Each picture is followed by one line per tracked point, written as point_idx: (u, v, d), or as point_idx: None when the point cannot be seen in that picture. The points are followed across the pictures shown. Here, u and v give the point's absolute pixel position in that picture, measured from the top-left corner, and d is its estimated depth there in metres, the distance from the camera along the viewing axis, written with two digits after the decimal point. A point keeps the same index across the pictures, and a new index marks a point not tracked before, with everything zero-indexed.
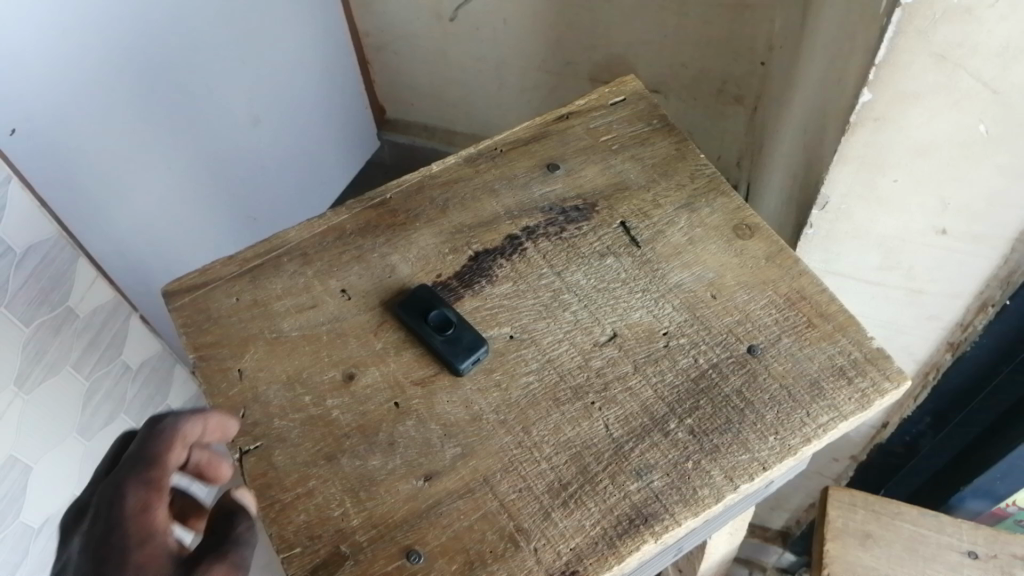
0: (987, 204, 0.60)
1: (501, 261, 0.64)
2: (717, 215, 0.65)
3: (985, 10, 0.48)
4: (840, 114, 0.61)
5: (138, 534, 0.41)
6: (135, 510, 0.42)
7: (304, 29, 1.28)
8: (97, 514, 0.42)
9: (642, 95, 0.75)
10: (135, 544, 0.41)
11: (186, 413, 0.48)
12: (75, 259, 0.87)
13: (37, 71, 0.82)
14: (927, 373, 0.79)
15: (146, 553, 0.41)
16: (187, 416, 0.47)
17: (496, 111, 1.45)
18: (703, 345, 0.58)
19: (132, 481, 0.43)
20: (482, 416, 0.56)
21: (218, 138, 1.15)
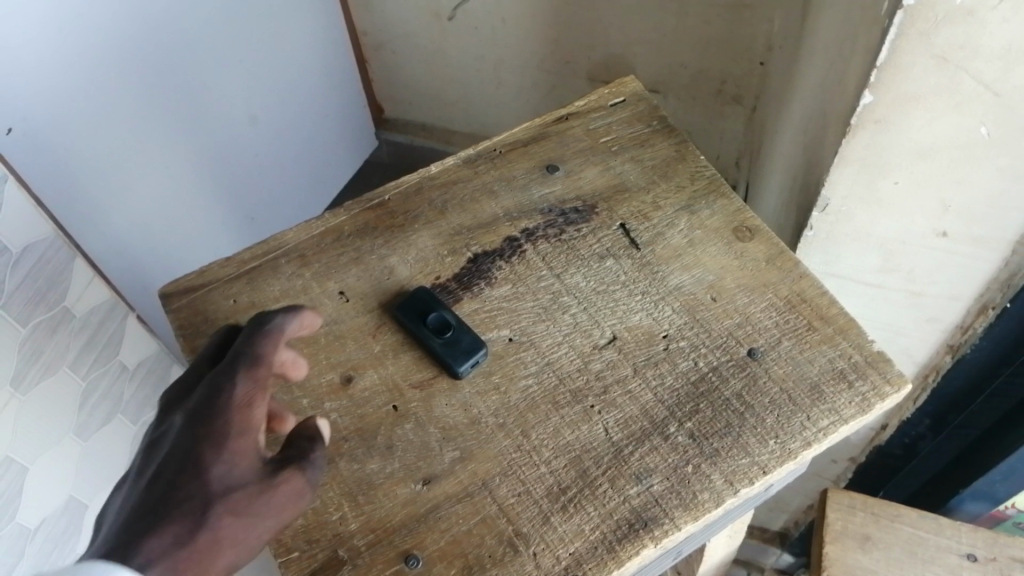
0: (988, 207, 0.60)
1: (499, 263, 0.64)
2: (717, 217, 0.65)
3: (987, 13, 0.48)
4: (841, 116, 0.61)
5: (237, 425, 0.44)
6: (240, 401, 0.45)
7: (302, 28, 1.28)
8: (203, 398, 0.45)
9: (642, 96, 0.74)
10: (234, 431, 0.44)
11: (286, 316, 0.50)
12: (72, 259, 0.86)
13: (33, 69, 0.82)
14: (927, 375, 0.79)
15: (241, 443, 0.44)
16: (287, 322, 0.50)
17: (494, 110, 1.45)
18: (703, 348, 0.58)
19: (242, 372, 0.46)
20: (481, 420, 0.56)
21: (216, 137, 1.14)
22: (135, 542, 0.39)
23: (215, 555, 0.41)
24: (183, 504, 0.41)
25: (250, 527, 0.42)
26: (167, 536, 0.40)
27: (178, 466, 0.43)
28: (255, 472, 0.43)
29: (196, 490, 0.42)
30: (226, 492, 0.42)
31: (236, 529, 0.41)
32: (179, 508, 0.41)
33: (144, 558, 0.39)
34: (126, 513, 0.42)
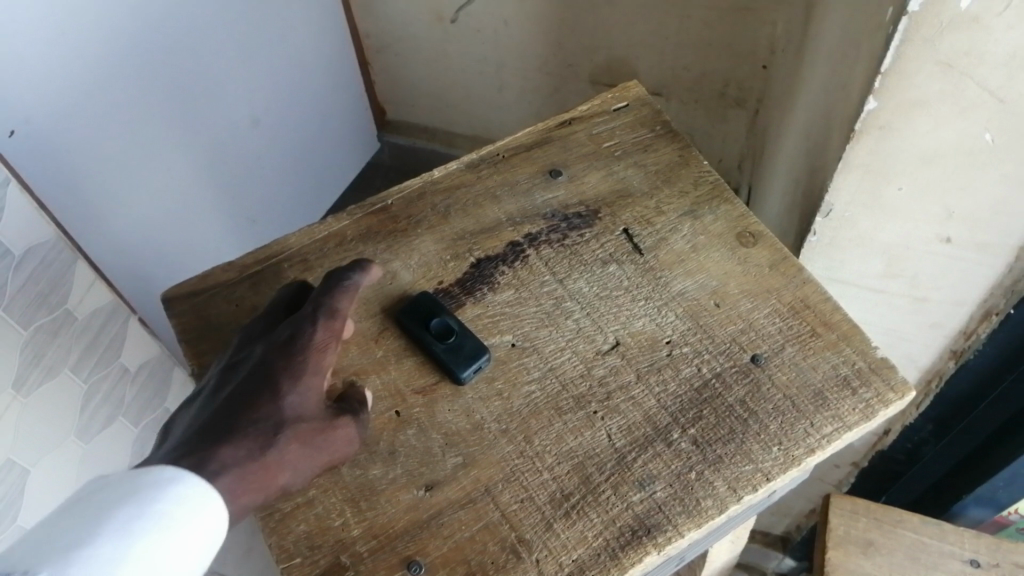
0: (992, 213, 0.60)
1: (502, 268, 0.64)
2: (720, 223, 0.65)
3: (992, 20, 0.48)
4: (844, 121, 0.61)
5: (310, 365, 0.51)
6: (316, 345, 0.52)
7: (304, 30, 1.28)
8: (286, 336, 0.52)
9: (645, 100, 0.74)
10: (306, 371, 0.51)
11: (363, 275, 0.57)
12: (74, 262, 0.86)
13: (36, 72, 0.81)
14: (930, 381, 0.79)
15: (310, 382, 0.51)
16: (364, 281, 0.56)
17: (497, 113, 1.45)
18: (706, 354, 0.58)
19: (322, 319, 0.53)
20: (483, 425, 0.56)
21: (218, 139, 1.14)
22: (214, 450, 0.47)
23: (277, 475, 0.48)
24: (258, 425, 0.48)
25: (307, 458, 0.49)
26: (241, 449, 0.47)
27: (256, 391, 0.50)
28: (316, 412, 0.51)
29: (270, 415, 0.49)
30: (293, 423, 0.49)
31: (296, 456, 0.49)
32: (253, 427, 0.48)
33: (219, 465, 0.46)
34: (205, 423, 0.49)
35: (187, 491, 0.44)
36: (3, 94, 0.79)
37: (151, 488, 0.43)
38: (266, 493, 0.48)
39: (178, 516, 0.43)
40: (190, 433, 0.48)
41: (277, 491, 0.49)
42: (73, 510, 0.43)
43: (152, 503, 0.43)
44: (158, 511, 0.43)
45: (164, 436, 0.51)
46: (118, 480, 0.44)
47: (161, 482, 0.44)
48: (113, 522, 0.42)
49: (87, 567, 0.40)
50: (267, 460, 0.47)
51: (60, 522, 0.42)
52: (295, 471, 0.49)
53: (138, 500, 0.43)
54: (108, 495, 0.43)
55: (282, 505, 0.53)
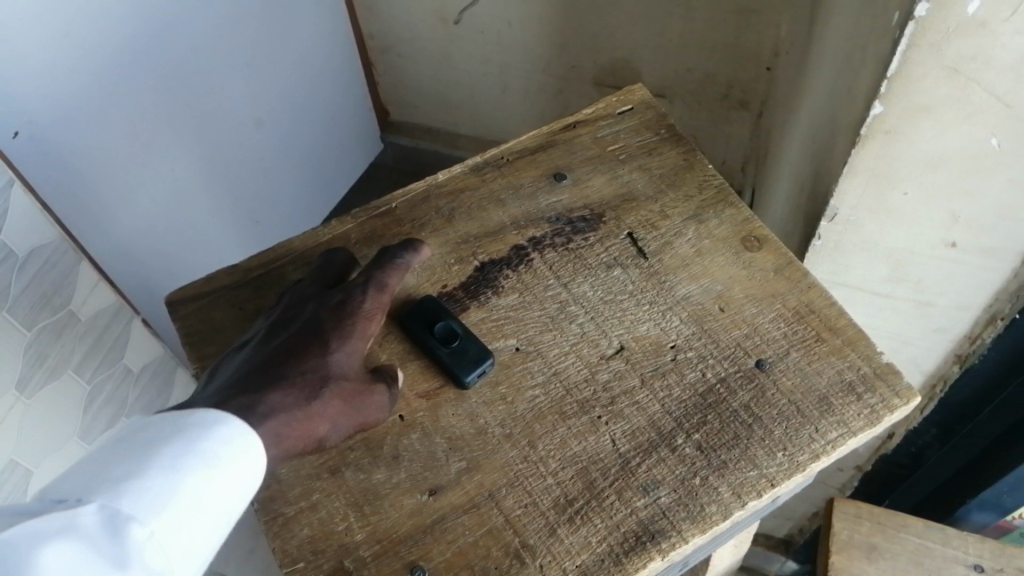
0: (998, 218, 0.59)
1: (506, 272, 0.64)
2: (725, 227, 0.65)
3: (999, 24, 0.48)
4: (850, 125, 0.60)
5: (358, 329, 0.54)
6: (365, 313, 0.55)
7: (308, 31, 1.28)
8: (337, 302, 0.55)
9: (649, 104, 0.74)
10: (354, 334, 0.54)
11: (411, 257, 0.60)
12: (77, 264, 0.86)
13: (39, 73, 0.81)
14: (934, 385, 0.78)
15: (356, 345, 0.54)
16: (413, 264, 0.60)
17: (500, 114, 1.45)
18: (711, 359, 0.58)
19: (373, 288, 0.56)
20: (487, 430, 0.56)
21: (222, 139, 1.14)
22: (263, 393, 0.49)
23: (317, 426, 0.50)
24: (306, 376, 0.51)
25: (346, 416, 0.52)
26: (289, 396, 0.50)
27: (306, 344, 0.53)
28: (358, 374, 0.54)
29: (318, 369, 0.51)
30: (338, 380, 0.52)
31: (336, 411, 0.51)
32: (301, 378, 0.51)
33: (267, 408, 0.49)
34: (255, 368, 0.52)
35: (230, 433, 0.46)
36: (7, 96, 0.79)
37: (197, 428, 0.45)
38: (305, 442, 0.50)
39: (222, 456, 0.45)
40: (240, 376, 0.51)
41: (314, 443, 0.51)
42: (120, 446, 0.44)
43: (198, 441, 0.45)
44: (204, 449, 0.44)
45: (209, 379, 0.53)
46: (164, 420, 0.46)
47: (206, 423, 0.46)
48: (161, 457, 0.43)
49: (139, 496, 0.42)
50: (312, 411, 0.50)
51: (108, 457, 0.44)
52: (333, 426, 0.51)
53: (183, 438, 0.45)
54: (154, 433, 0.45)
55: (285, 509, 0.53)
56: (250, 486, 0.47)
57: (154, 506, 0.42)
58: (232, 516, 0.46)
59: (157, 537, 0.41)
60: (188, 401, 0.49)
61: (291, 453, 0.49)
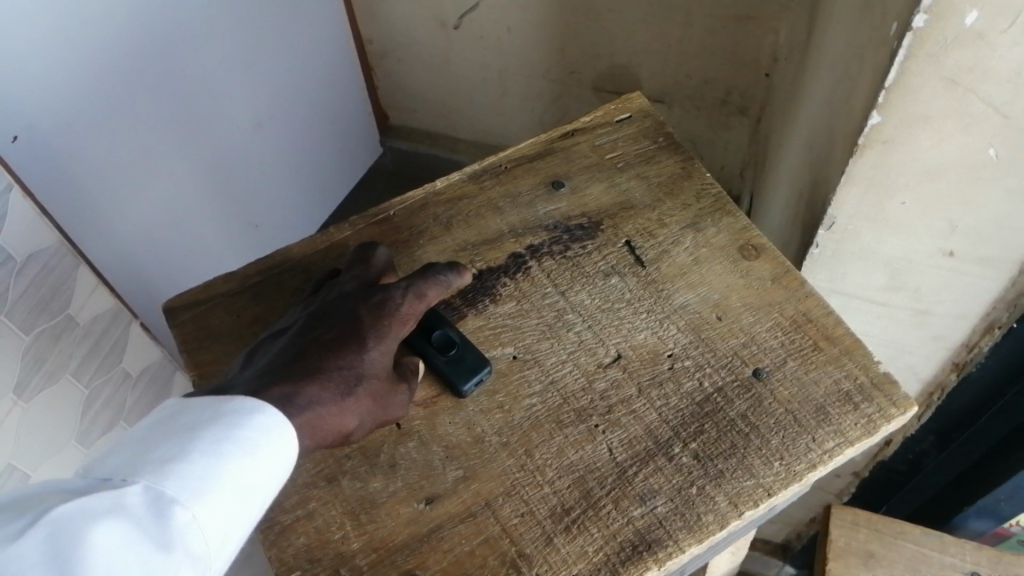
0: (994, 228, 0.59)
1: (504, 280, 0.64)
2: (723, 235, 0.65)
3: (997, 36, 0.48)
4: (847, 135, 0.61)
5: (394, 329, 0.54)
6: (402, 316, 0.55)
7: (307, 35, 1.28)
8: (377, 301, 0.55)
9: (648, 112, 0.74)
10: (390, 334, 0.54)
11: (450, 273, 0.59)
12: (75, 268, 0.86)
13: (38, 77, 0.81)
14: (931, 394, 0.79)
15: (390, 345, 0.54)
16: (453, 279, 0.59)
17: (499, 119, 1.45)
18: (708, 367, 0.58)
19: (412, 293, 0.55)
20: (484, 438, 0.56)
21: (220, 144, 1.14)
22: (301, 385, 0.49)
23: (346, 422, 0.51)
24: (341, 373, 0.51)
25: (372, 414, 0.52)
26: (325, 391, 0.50)
27: (342, 339, 0.52)
28: (388, 373, 0.53)
29: (354, 365, 0.51)
30: (370, 378, 0.52)
31: (365, 409, 0.51)
32: (337, 373, 0.51)
33: (303, 401, 0.49)
34: (292, 358, 0.51)
35: (269, 420, 0.45)
36: (7, 100, 0.79)
37: (236, 414, 0.45)
38: (333, 437, 0.50)
39: (261, 444, 0.44)
40: (277, 364, 0.51)
41: (340, 438, 0.51)
42: (161, 428, 0.44)
43: (238, 427, 0.44)
44: (243, 435, 0.44)
45: (244, 362, 0.53)
46: (204, 404, 0.45)
47: (245, 410, 0.45)
48: (203, 441, 0.43)
49: (182, 479, 0.41)
50: (344, 406, 0.50)
51: (148, 441, 0.43)
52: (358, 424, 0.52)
53: (224, 423, 0.44)
54: (193, 418, 0.44)
55: (281, 518, 0.53)
56: (285, 474, 0.46)
57: (197, 491, 0.41)
58: (268, 502, 0.46)
59: (199, 522, 0.41)
60: (226, 384, 0.49)
61: (320, 445, 0.50)
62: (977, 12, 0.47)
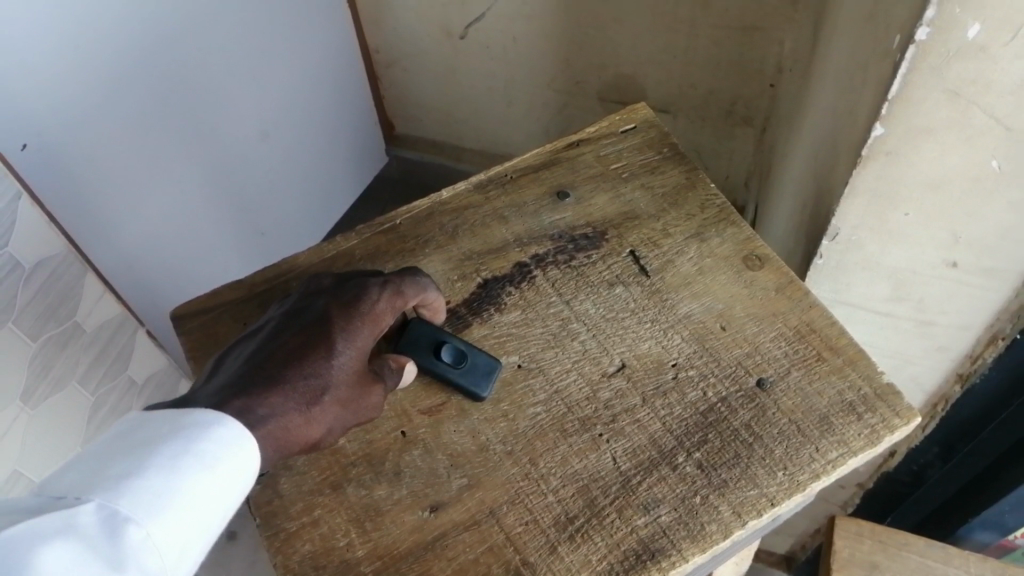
0: (997, 239, 0.60)
1: (509, 289, 0.64)
2: (727, 245, 0.65)
3: (999, 49, 0.48)
4: (850, 147, 0.61)
5: (366, 330, 0.54)
6: (375, 318, 0.55)
7: (314, 45, 1.28)
8: (350, 302, 0.55)
9: (653, 122, 0.75)
10: (361, 336, 0.54)
11: (427, 281, 0.60)
12: (83, 275, 0.87)
13: (47, 84, 0.82)
14: (937, 405, 0.79)
15: (361, 348, 0.53)
16: (430, 284, 0.59)
17: (504, 128, 1.46)
18: (712, 377, 0.58)
19: (389, 292, 0.56)
20: (488, 447, 0.56)
21: (226, 154, 1.15)
22: (264, 396, 0.49)
23: (313, 433, 0.51)
24: (308, 381, 0.50)
25: (341, 420, 0.52)
26: (289, 400, 0.50)
27: (313, 345, 0.52)
28: (361, 376, 0.53)
29: (322, 373, 0.51)
30: (338, 386, 0.51)
31: (333, 417, 0.51)
32: (304, 382, 0.50)
33: (265, 412, 0.49)
34: (258, 364, 0.51)
35: (230, 433, 0.46)
36: (18, 108, 0.80)
37: (196, 428, 0.45)
38: (300, 446, 0.50)
39: (220, 458, 0.45)
40: (242, 371, 0.51)
41: (309, 446, 0.51)
42: (117, 445, 0.44)
43: (195, 442, 0.44)
44: (202, 449, 0.44)
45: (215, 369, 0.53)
46: (163, 419, 0.45)
47: (204, 423, 0.45)
48: (158, 457, 0.43)
49: (137, 496, 0.41)
50: (310, 416, 0.50)
51: (102, 459, 0.43)
52: (327, 431, 0.51)
53: (182, 438, 0.44)
54: (150, 434, 0.44)
55: (287, 525, 0.54)
56: (245, 487, 0.46)
57: (152, 507, 0.41)
58: (224, 519, 0.45)
59: (155, 539, 0.40)
60: (189, 397, 0.49)
61: (287, 454, 0.50)
62: (980, 25, 0.47)
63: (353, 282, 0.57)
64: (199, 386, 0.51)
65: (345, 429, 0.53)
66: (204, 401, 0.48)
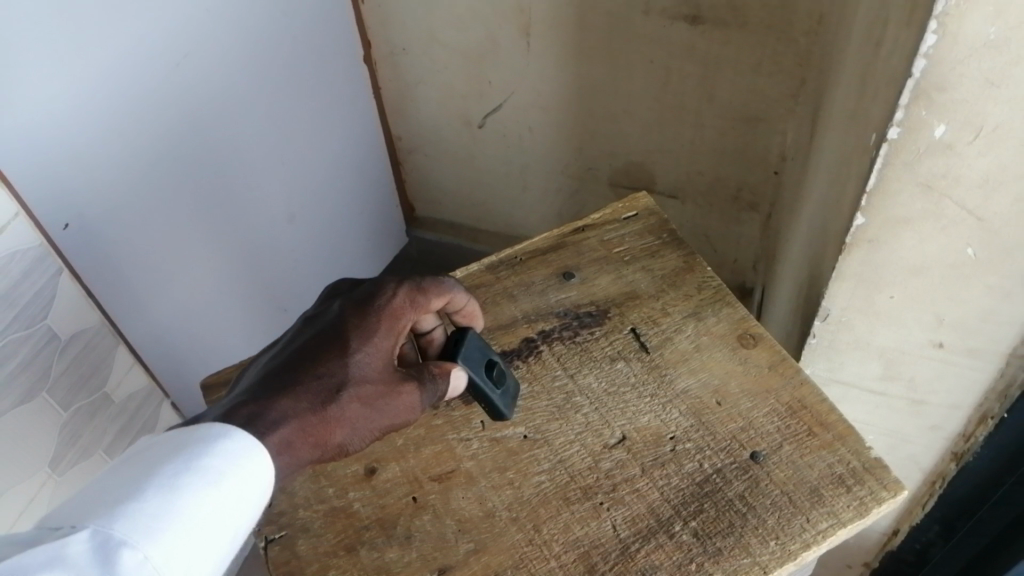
0: (979, 321, 0.63)
1: (517, 362, 0.68)
2: (722, 324, 0.69)
3: (964, 146, 0.53)
4: (836, 234, 0.66)
5: (382, 328, 0.57)
6: (391, 315, 0.58)
7: (342, 133, 1.37)
8: (366, 302, 0.58)
9: (653, 210, 0.80)
10: (377, 335, 0.56)
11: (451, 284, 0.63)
12: (115, 348, 0.92)
13: (105, 171, 0.90)
14: (933, 482, 0.81)
15: (378, 345, 0.56)
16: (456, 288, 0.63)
17: (520, 212, 1.53)
18: (708, 450, 0.61)
19: (406, 292, 0.59)
20: (495, 513, 0.59)
21: (256, 232, 1.20)
22: (277, 399, 0.52)
23: (333, 431, 0.53)
24: (321, 383, 0.53)
25: (364, 419, 0.54)
26: (302, 401, 0.52)
27: (328, 347, 0.55)
28: (380, 375, 0.55)
29: (335, 373, 0.54)
30: (356, 386, 0.54)
31: (353, 413, 0.54)
32: (317, 383, 0.54)
33: (279, 415, 0.51)
34: (276, 369, 0.55)
35: (236, 446, 0.48)
36: (66, 189, 0.85)
37: (200, 444, 0.48)
38: (322, 445, 0.53)
39: (224, 471, 0.47)
40: (259, 377, 0.54)
41: (331, 445, 0.54)
42: (126, 469, 0.47)
43: (195, 460, 0.47)
44: (204, 465, 0.47)
45: (241, 378, 0.57)
46: (172, 438, 0.48)
47: (209, 438, 0.48)
48: (159, 479, 0.46)
49: (137, 517, 0.44)
50: (326, 415, 0.53)
51: (110, 483, 0.46)
52: (350, 431, 0.54)
53: (184, 456, 0.47)
54: (158, 454, 0.48)
55: None
56: (256, 498, 0.49)
57: (151, 527, 0.44)
58: (235, 531, 0.48)
59: (154, 558, 0.43)
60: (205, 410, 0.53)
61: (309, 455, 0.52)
62: (945, 126, 0.52)
63: (370, 284, 0.61)
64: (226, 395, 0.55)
65: (371, 431, 0.55)
66: (214, 412, 0.51)
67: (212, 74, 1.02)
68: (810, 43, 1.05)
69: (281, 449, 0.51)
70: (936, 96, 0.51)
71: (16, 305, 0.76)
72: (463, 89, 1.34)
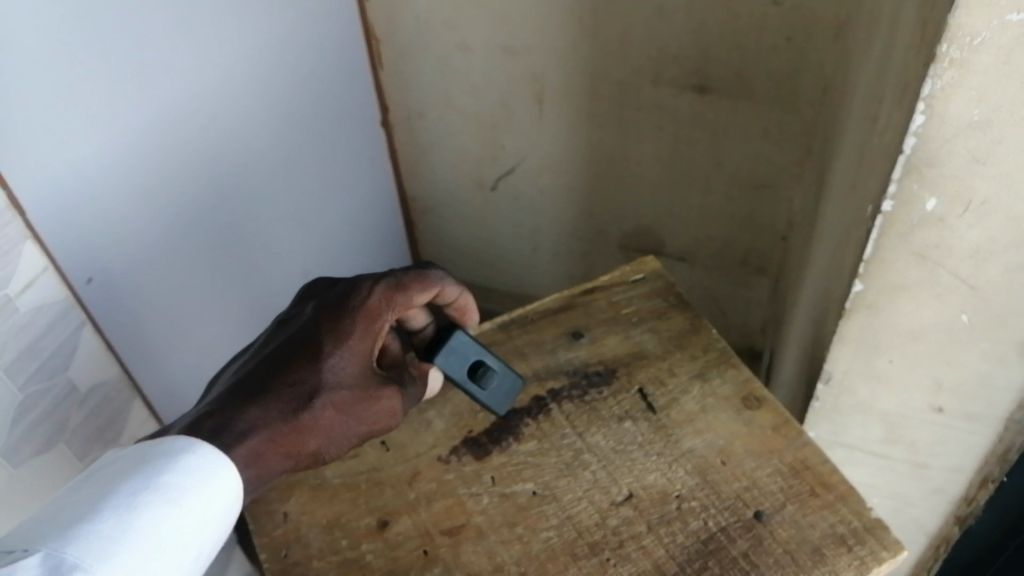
0: (977, 386, 0.66)
1: (527, 420, 0.70)
2: (727, 385, 0.71)
3: (955, 219, 0.56)
4: (837, 300, 0.68)
5: (356, 330, 0.60)
6: (365, 316, 0.61)
7: (359, 194, 1.41)
8: (341, 303, 0.62)
9: (661, 273, 0.83)
10: (350, 339, 0.60)
11: (434, 275, 0.65)
12: (132, 404, 0.95)
13: (143, 231, 0.93)
14: (937, 546, 0.85)
15: (352, 349, 0.60)
16: (441, 276, 0.65)
17: (530, 272, 1.57)
18: (712, 509, 0.62)
19: (383, 290, 0.62)
20: (503, 567, 0.61)
21: (274, 289, 1.23)
22: (248, 408, 0.57)
23: (305, 434, 0.58)
24: (292, 391, 0.58)
25: (338, 424, 0.59)
26: (273, 409, 0.57)
27: (300, 355, 0.60)
28: (353, 381, 0.60)
29: (306, 381, 0.59)
30: (328, 393, 0.59)
31: (325, 417, 0.59)
32: (290, 391, 0.58)
33: (249, 425, 0.56)
34: (250, 375, 0.59)
35: (197, 463, 0.53)
36: (100, 247, 0.87)
37: (162, 462, 0.53)
38: (298, 448, 0.58)
39: (181, 489, 0.52)
40: (235, 383, 0.59)
41: (306, 447, 0.59)
42: (89, 487, 0.52)
43: (154, 478, 0.52)
44: (163, 482, 0.52)
45: (223, 379, 0.62)
46: (137, 455, 0.54)
47: (171, 456, 0.53)
48: (119, 498, 0.51)
49: (95, 536, 0.49)
50: (297, 421, 0.58)
51: (74, 501, 0.51)
52: (326, 435, 0.59)
53: (144, 475, 0.52)
54: (121, 472, 0.53)
55: None
56: (217, 511, 0.54)
57: (109, 544, 0.49)
58: (195, 544, 0.53)
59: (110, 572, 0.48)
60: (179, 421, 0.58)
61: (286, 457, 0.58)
62: (936, 199, 0.55)
63: (349, 283, 0.64)
64: (206, 399, 0.60)
65: (347, 432, 0.60)
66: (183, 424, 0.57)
67: (238, 136, 1.05)
68: (815, 114, 1.10)
69: (251, 460, 0.56)
70: (926, 171, 0.54)
71: (40, 356, 0.80)
72: (476, 153, 1.39)
